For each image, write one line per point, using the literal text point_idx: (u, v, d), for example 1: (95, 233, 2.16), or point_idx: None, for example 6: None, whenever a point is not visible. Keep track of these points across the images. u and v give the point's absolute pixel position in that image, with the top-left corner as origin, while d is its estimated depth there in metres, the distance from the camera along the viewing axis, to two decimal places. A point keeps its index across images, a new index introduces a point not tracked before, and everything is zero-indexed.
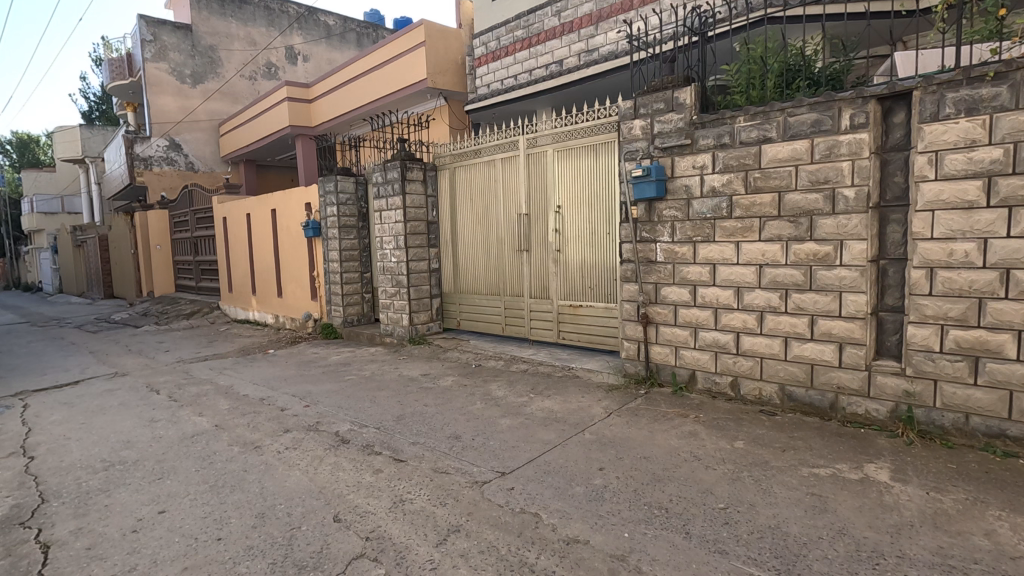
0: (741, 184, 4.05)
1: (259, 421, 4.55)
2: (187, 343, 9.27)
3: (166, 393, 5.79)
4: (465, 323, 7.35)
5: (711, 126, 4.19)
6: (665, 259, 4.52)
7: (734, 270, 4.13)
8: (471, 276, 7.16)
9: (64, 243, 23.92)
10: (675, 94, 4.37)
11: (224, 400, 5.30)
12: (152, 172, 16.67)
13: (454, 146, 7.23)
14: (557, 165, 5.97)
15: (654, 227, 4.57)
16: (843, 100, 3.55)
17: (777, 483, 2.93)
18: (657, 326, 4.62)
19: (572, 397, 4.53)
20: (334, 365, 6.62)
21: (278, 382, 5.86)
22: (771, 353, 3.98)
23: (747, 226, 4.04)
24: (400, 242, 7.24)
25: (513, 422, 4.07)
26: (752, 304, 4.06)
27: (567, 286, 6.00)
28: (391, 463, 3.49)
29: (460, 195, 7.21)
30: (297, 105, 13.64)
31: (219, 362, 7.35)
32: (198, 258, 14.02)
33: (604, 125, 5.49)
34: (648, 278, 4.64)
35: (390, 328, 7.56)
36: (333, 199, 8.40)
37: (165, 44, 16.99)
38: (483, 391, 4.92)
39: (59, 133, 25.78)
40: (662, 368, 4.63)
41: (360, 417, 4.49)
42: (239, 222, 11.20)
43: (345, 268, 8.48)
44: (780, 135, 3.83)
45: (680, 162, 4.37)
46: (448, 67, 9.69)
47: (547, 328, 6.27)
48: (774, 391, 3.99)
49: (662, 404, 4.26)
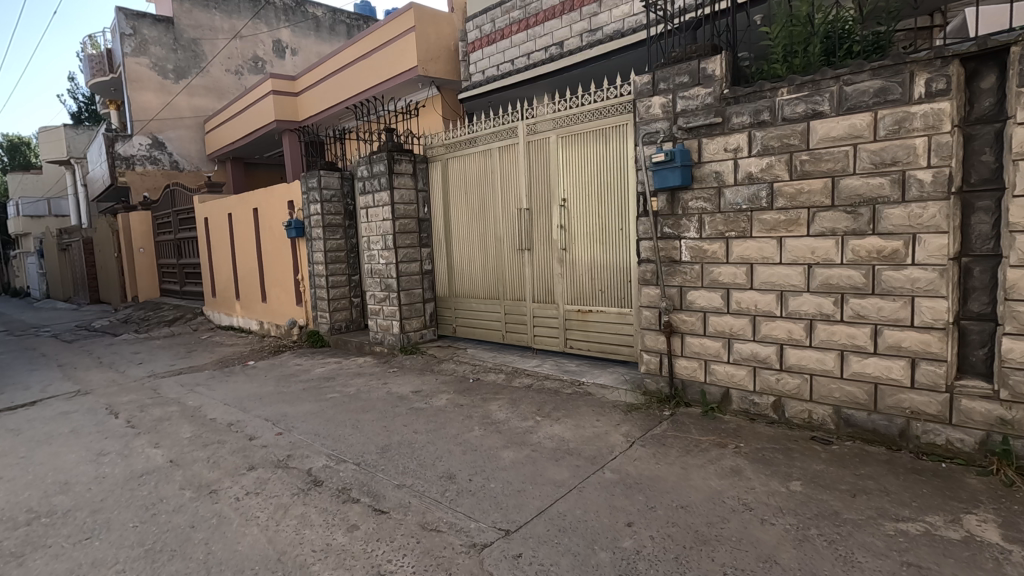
0: (784, 168, 3.40)
1: (221, 454, 3.91)
2: (163, 354, 8.61)
3: (126, 416, 5.14)
4: (461, 330, 6.70)
5: (746, 100, 3.54)
6: (691, 259, 3.88)
7: (777, 270, 3.49)
8: (466, 278, 6.52)
9: (49, 248, 23.21)
10: (702, 65, 3.72)
11: (188, 426, 4.66)
12: (135, 172, 16.03)
13: (446, 134, 6.58)
14: (565, 152, 5.30)
15: (678, 221, 3.92)
16: (916, 62, 2.90)
17: (858, 547, 2.29)
18: (682, 336, 4.00)
19: (586, 420, 3.89)
20: (317, 379, 5.97)
21: (252, 402, 5.21)
22: (823, 370, 3.35)
23: (791, 219, 3.40)
24: (388, 242, 6.60)
25: (518, 456, 3.42)
26: (799, 311, 3.42)
27: (574, 289, 5.36)
28: (370, 517, 2.85)
29: (453, 189, 6.57)
30: (282, 98, 12.95)
31: (192, 376, 6.70)
32: (181, 261, 13.34)
33: (617, 106, 4.83)
34: (671, 280, 4.00)
35: (379, 336, 6.92)
36: (317, 196, 7.73)
37: (145, 38, 16.33)
38: (481, 413, 4.28)
39: (44, 133, 24.99)
40: (689, 386, 4.00)
41: (338, 448, 3.85)
42: (221, 222, 10.55)
43: (331, 271, 7.83)
44: (834, 109, 3.18)
45: (709, 144, 3.72)
46: (440, 54, 8.99)
47: (554, 335, 5.62)
48: (827, 414, 3.36)
49: (693, 429, 3.62)
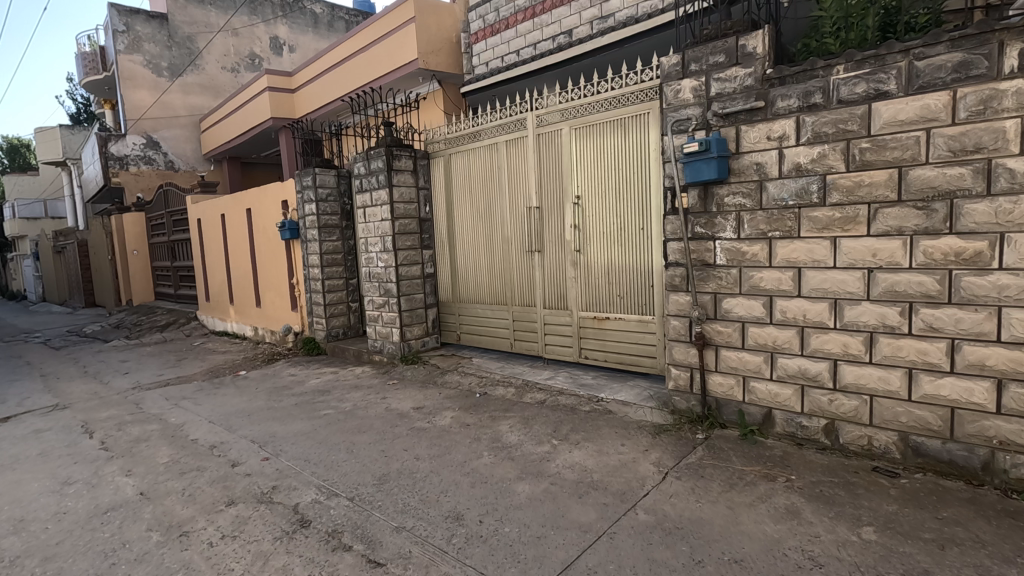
0: (840, 158, 2.95)
1: (198, 485, 3.47)
2: (152, 362, 8.19)
3: (101, 436, 4.71)
4: (465, 337, 6.27)
5: (793, 81, 3.09)
6: (728, 262, 3.44)
7: (829, 276, 3.05)
8: (471, 282, 6.08)
9: (44, 250, 22.81)
10: (740, 42, 3.27)
11: (166, 449, 4.23)
12: (128, 172, 15.64)
13: (449, 128, 6.15)
14: (580, 145, 4.85)
15: (711, 220, 3.48)
16: (1006, 30, 2.45)
17: None
18: (716, 349, 3.56)
19: (609, 445, 3.45)
20: (311, 393, 5.53)
21: (239, 420, 4.77)
22: (887, 391, 2.90)
23: (848, 216, 2.95)
24: (387, 243, 6.16)
25: (535, 491, 2.98)
26: (856, 323, 2.97)
27: (590, 294, 4.92)
28: (363, 571, 2.41)
29: (456, 186, 6.13)
30: (278, 95, 12.53)
31: (178, 389, 6.27)
32: (175, 264, 12.92)
33: (639, 93, 4.39)
34: (704, 286, 3.56)
35: (378, 345, 6.49)
36: (312, 195, 7.29)
37: (138, 35, 15.95)
38: (491, 435, 3.84)
39: (40, 133, 24.56)
40: (725, 405, 3.56)
41: (330, 478, 3.41)
42: (214, 224, 10.13)
43: (327, 275, 7.40)
44: (902, 88, 2.74)
45: (749, 131, 3.27)
46: (441, 46, 8.53)
47: (567, 344, 5.18)
48: (891, 441, 2.92)
49: (734, 457, 3.18)
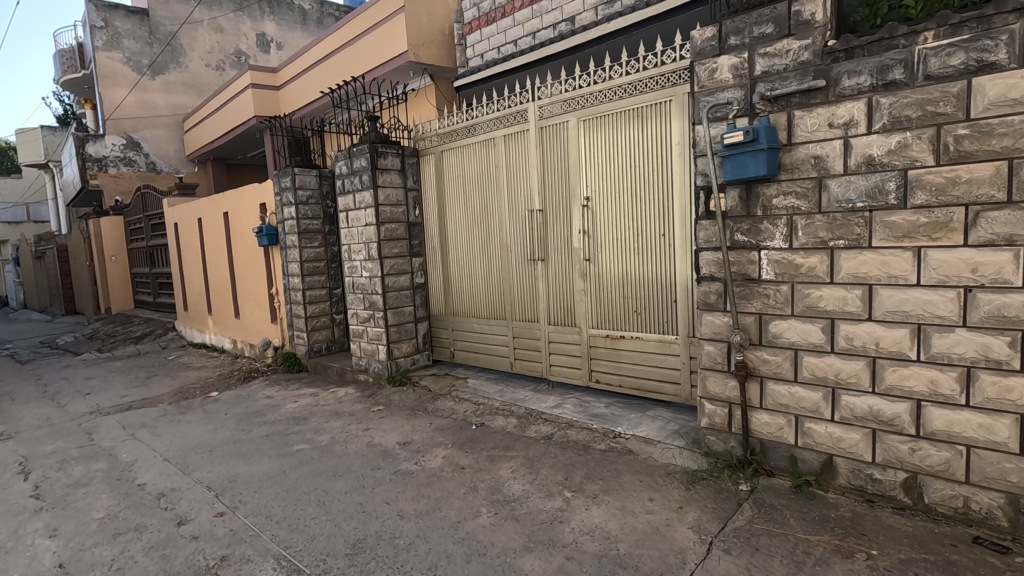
0: (929, 149, 2.35)
1: (131, 555, 2.83)
2: (119, 380, 7.52)
3: (36, 479, 4.05)
4: (460, 355, 5.65)
5: (865, 54, 2.49)
6: (776, 276, 2.84)
7: (910, 296, 2.45)
8: (466, 294, 5.46)
9: (25, 256, 22.03)
10: (795, 8, 2.66)
11: (106, 498, 3.58)
12: (108, 174, 14.99)
13: (440, 122, 5.54)
14: (589, 138, 4.25)
15: (756, 226, 2.88)
16: None
17: None
18: (762, 381, 2.95)
19: (635, 501, 2.83)
20: (286, 421, 4.90)
21: (198, 458, 4.13)
22: (990, 441, 2.30)
23: (938, 222, 2.36)
24: (372, 251, 5.52)
25: (546, 571, 2.36)
26: (949, 355, 2.37)
27: (601, 309, 4.32)
28: None
29: (449, 186, 5.51)
30: (262, 92, 11.88)
31: (139, 414, 5.61)
32: (154, 270, 12.23)
33: (658, 78, 3.80)
34: (747, 305, 2.95)
35: (363, 363, 5.86)
36: (291, 197, 6.65)
37: (117, 31, 15.29)
38: (490, 483, 3.22)
39: (21, 134, 23.78)
40: (772, 449, 2.95)
41: (293, 546, 2.78)
42: (191, 229, 9.46)
43: (309, 284, 6.77)
44: (1015, 58, 2.14)
45: (805, 117, 2.66)
46: (434, 38, 7.90)
47: (575, 366, 4.56)
48: (995, 503, 2.32)
49: (792, 519, 2.57)
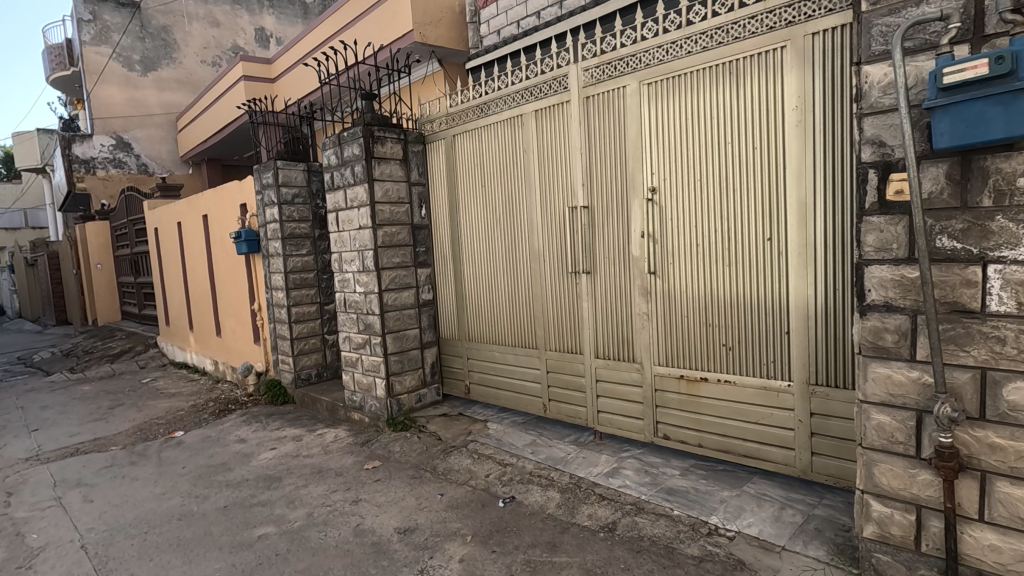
0: None
1: None
2: (79, 411, 6.46)
3: None
4: (476, 390, 4.52)
5: None
6: (1020, 309, 1.69)
7: None
8: (485, 315, 4.34)
9: (19, 263, 21.17)
10: None
11: None
12: (96, 176, 14.03)
13: (451, 100, 4.44)
14: (654, 107, 3.13)
15: (984, 225, 1.73)
16: None
17: None
18: (984, 478, 1.80)
19: None
20: (255, 481, 3.79)
21: (126, 549, 3.02)
22: None
23: None
24: (367, 260, 4.41)
25: None
26: None
27: (674, 341, 3.19)
28: None
29: (462, 178, 4.40)
30: (255, 85, 10.89)
31: (82, 465, 4.53)
32: (138, 280, 11.21)
33: (764, 17, 2.67)
34: (958, 355, 1.81)
35: (357, 399, 4.75)
36: (273, 196, 5.56)
37: (106, 25, 14.37)
38: None
39: (17, 138, 23.01)
40: None
41: None
42: (171, 234, 8.42)
43: (295, 300, 5.69)
44: None
45: None
46: (443, 16, 6.78)
47: (633, 416, 3.42)
48: None
49: None
